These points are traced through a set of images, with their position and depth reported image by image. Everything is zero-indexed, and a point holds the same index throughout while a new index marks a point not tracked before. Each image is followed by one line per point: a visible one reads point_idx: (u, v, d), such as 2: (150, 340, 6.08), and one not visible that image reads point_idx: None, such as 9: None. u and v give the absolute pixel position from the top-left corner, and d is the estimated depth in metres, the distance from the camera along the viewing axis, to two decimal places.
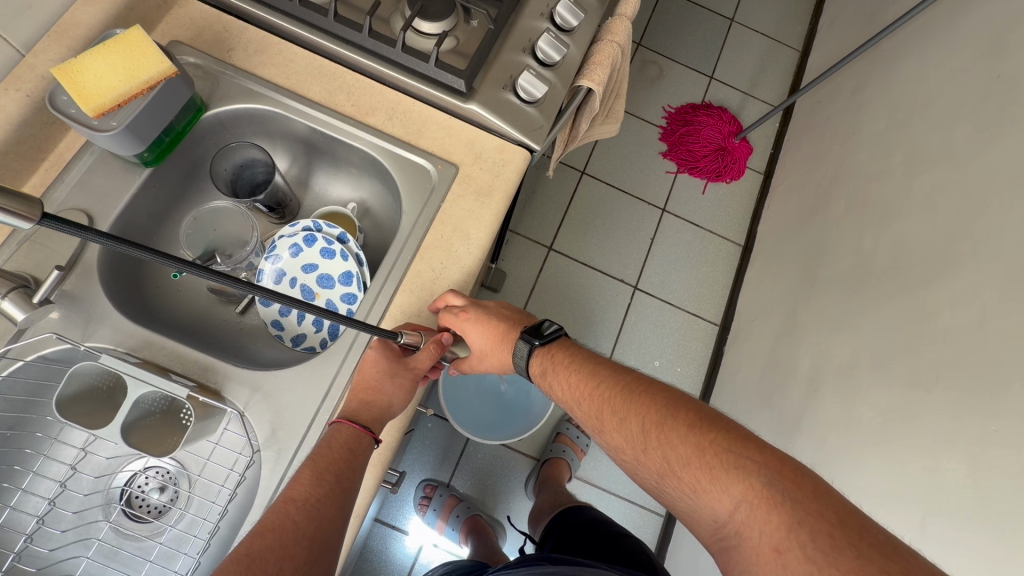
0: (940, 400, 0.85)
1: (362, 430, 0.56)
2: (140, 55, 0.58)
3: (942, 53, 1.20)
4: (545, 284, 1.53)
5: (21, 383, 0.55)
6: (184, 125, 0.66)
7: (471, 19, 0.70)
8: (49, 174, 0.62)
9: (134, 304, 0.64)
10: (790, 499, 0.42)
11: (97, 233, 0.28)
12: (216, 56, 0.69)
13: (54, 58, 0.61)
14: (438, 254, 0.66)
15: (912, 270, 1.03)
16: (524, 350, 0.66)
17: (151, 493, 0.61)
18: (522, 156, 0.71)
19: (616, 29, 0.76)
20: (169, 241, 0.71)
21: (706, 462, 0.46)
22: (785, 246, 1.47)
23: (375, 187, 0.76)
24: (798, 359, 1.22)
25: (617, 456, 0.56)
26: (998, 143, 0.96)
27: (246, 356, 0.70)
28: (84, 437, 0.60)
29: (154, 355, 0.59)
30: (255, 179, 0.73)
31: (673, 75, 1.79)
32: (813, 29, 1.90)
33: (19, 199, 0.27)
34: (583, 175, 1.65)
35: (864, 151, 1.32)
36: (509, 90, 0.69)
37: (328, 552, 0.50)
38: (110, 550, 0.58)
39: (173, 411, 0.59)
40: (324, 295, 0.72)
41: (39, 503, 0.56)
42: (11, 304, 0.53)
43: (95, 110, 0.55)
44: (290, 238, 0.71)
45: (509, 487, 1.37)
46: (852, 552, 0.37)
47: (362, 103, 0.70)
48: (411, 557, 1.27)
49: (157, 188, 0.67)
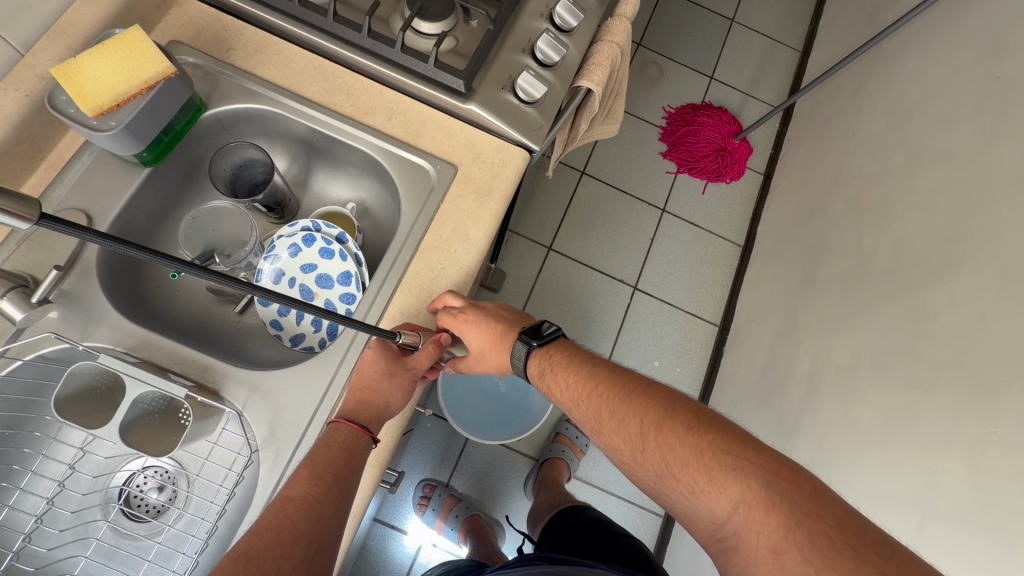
0: (939, 400, 0.85)
1: (361, 430, 0.56)
2: (140, 56, 0.58)
3: (942, 53, 1.20)
4: (545, 284, 1.53)
5: (21, 383, 0.55)
6: (183, 125, 0.66)
7: (470, 19, 0.71)
8: (48, 174, 0.62)
9: (133, 303, 0.64)
10: (788, 500, 0.42)
11: (96, 233, 0.29)
12: (215, 55, 0.69)
13: (53, 57, 0.61)
14: (437, 254, 0.66)
15: (912, 271, 1.03)
16: (523, 351, 0.66)
17: (150, 492, 0.61)
18: (521, 156, 0.71)
19: (616, 29, 0.77)
20: (168, 240, 0.71)
21: (705, 463, 0.46)
22: (785, 246, 1.47)
23: (374, 188, 0.76)
24: (797, 359, 1.22)
25: (616, 457, 0.56)
26: (998, 144, 0.96)
27: (245, 356, 0.70)
28: (83, 437, 0.60)
29: (153, 355, 0.59)
30: (255, 179, 0.73)
31: (673, 75, 1.79)
32: (813, 29, 1.89)
33: (19, 200, 0.27)
34: (583, 175, 1.65)
35: (864, 151, 1.32)
36: (509, 90, 0.69)
37: (326, 552, 0.51)
38: (108, 549, 0.58)
39: (172, 411, 0.59)
40: (323, 294, 0.72)
41: (38, 502, 0.56)
42: (10, 303, 0.53)
43: (95, 109, 0.55)
44: (289, 238, 0.71)
45: (508, 486, 1.37)
46: (849, 553, 0.37)
47: (361, 103, 0.70)
48: (410, 557, 1.28)
49: (156, 188, 0.68)
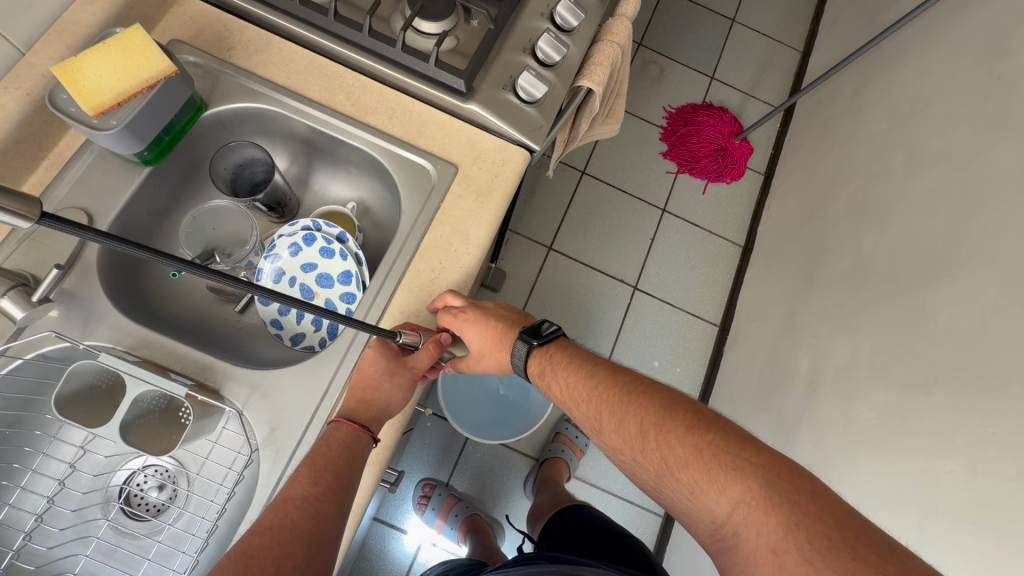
0: (939, 401, 0.85)
1: (361, 429, 0.56)
2: (140, 55, 0.58)
3: (942, 54, 1.20)
4: (545, 283, 1.53)
5: (21, 381, 0.55)
6: (183, 124, 0.66)
7: (471, 19, 0.71)
8: (49, 173, 0.62)
9: (134, 302, 0.64)
10: (787, 500, 0.42)
11: (97, 233, 0.29)
12: (216, 55, 0.69)
13: (53, 56, 0.61)
14: (437, 254, 0.66)
15: (912, 271, 1.03)
16: (523, 350, 0.66)
17: (150, 491, 0.61)
18: (522, 156, 0.71)
19: (616, 29, 0.77)
20: (168, 239, 0.71)
21: (704, 463, 0.46)
22: (785, 246, 1.47)
23: (375, 187, 0.76)
24: (797, 360, 1.22)
25: (616, 456, 0.56)
26: (998, 145, 0.96)
27: (245, 355, 0.70)
28: (82, 436, 0.60)
29: (153, 354, 0.59)
30: (255, 178, 0.73)
31: (674, 75, 1.79)
32: (814, 29, 1.89)
33: (20, 200, 0.27)
34: (583, 175, 1.65)
35: (864, 152, 1.32)
36: (509, 90, 0.69)
37: (326, 551, 0.51)
38: (108, 548, 0.58)
39: (172, 410, 0.60)
40: (323, 294, 0.72)
41: (38, 501, 0.57)
42: (10, 302, 0.53)
43: (95, 108, 0.55)
44: (290, 237, 0.71)
45: (508, 486, 1.37)
46: (849, 554, 0.37)
47: (362, 103, 0.70)
48: (410, 557, 1.28)
49: (157, 187, 0.68)
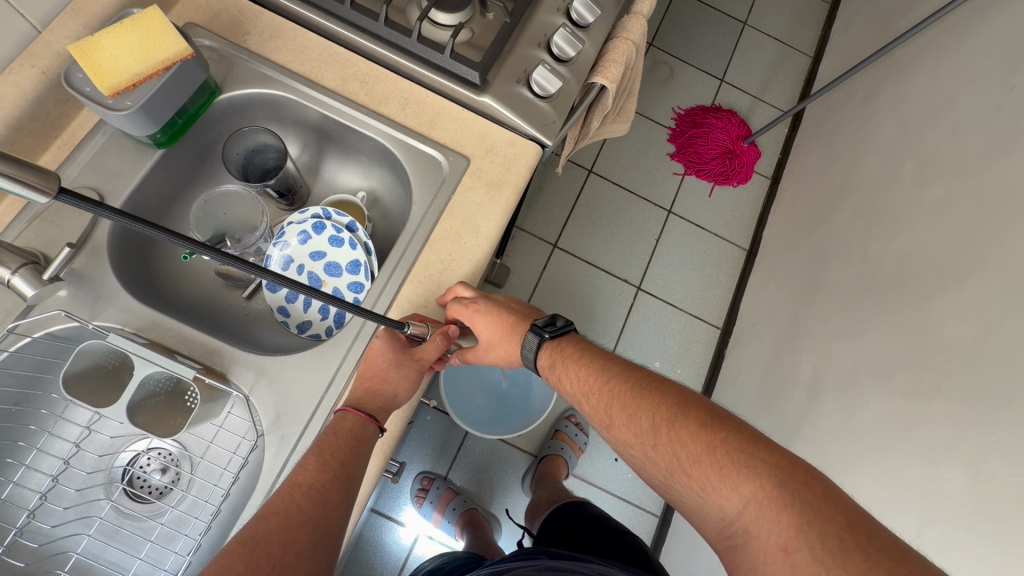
0: (941, 409, 0.85)
1: (367, 418, 0.56)
2: (156, 36, 0.58)
3: (957, 63, 1.20)
4: (549, 281, 1.53)
5: (28, 359, 0.54)
6: (198, 107, 0.66)
7: (487, 12, 0.70)
8: (62, 152, 0.62)
9: (143, 284, 0.65)
10: (799, 501, 0.42)
11: (111, 210, 0.30)
12: (230, 39, 0.69)
13: (69, 35, 0.61)
14: (447, 245, 0.66)
15: (915, 280, 1.03)
16: (533, 343, 0.66)
17: (153, 474, 0.62)
18: (533, 151, 0.71)
19: (631, 27, 0.76)
20: (179, 223, 0.71)
21: (717, 461, 0.46)
22: (789, 252, 1.47)
23: (385, 177, 0.76)
24: (799, 366, 1.22)
25: (625, 452, 0.56)
26: (1008, 156, 0.96)
27: (251, 341, 0.70)
28: (87, 416, 0.60)
29: (161, 336, 0.59)
30: (267, 165, 0.73)
31: (684, 77, 1.79)
32: (825, 35, 1.89)
33: (39, 174, 0.28)
34: (590, 173, 1.64)
35: (875, 158, 1.31)
36: (523, 84, 0.69)
37: (329, 537, 0.51)
38: (111, 528, 0.58)
39: (178, 393, 0.60)
40: (331, 282, 0.71)
41: (43, 479, 0.57)
42: (21, 279, 0.53)
43: (111, 88, 0.55)
44: (299, 225, 0.71)
45: (506, 479, 1.38)
46: (859, 555, 0.37)
47: (376, 92, 0.70)
48: (406, 549, 1.28)
49: (168, 169, 0.67)
